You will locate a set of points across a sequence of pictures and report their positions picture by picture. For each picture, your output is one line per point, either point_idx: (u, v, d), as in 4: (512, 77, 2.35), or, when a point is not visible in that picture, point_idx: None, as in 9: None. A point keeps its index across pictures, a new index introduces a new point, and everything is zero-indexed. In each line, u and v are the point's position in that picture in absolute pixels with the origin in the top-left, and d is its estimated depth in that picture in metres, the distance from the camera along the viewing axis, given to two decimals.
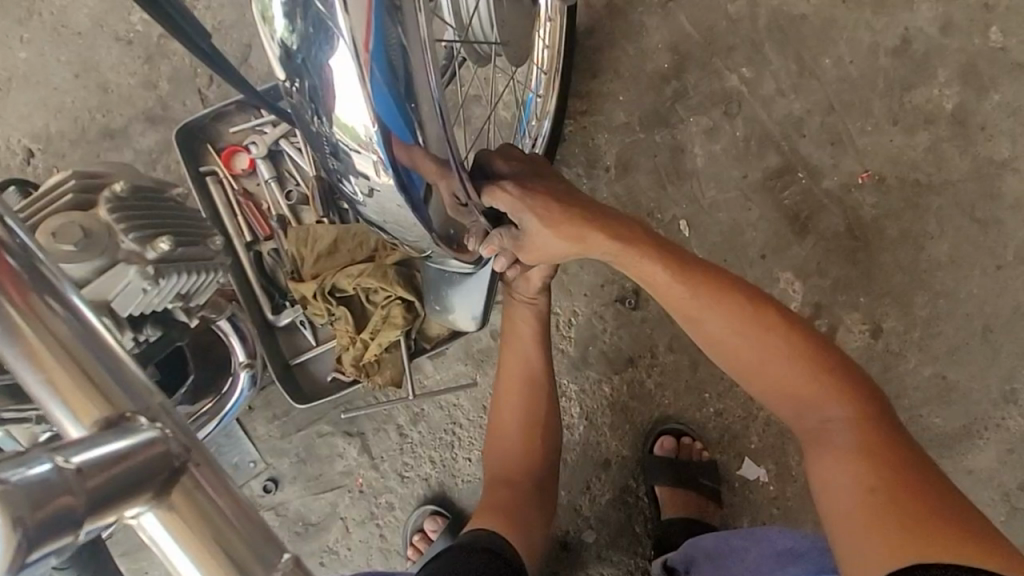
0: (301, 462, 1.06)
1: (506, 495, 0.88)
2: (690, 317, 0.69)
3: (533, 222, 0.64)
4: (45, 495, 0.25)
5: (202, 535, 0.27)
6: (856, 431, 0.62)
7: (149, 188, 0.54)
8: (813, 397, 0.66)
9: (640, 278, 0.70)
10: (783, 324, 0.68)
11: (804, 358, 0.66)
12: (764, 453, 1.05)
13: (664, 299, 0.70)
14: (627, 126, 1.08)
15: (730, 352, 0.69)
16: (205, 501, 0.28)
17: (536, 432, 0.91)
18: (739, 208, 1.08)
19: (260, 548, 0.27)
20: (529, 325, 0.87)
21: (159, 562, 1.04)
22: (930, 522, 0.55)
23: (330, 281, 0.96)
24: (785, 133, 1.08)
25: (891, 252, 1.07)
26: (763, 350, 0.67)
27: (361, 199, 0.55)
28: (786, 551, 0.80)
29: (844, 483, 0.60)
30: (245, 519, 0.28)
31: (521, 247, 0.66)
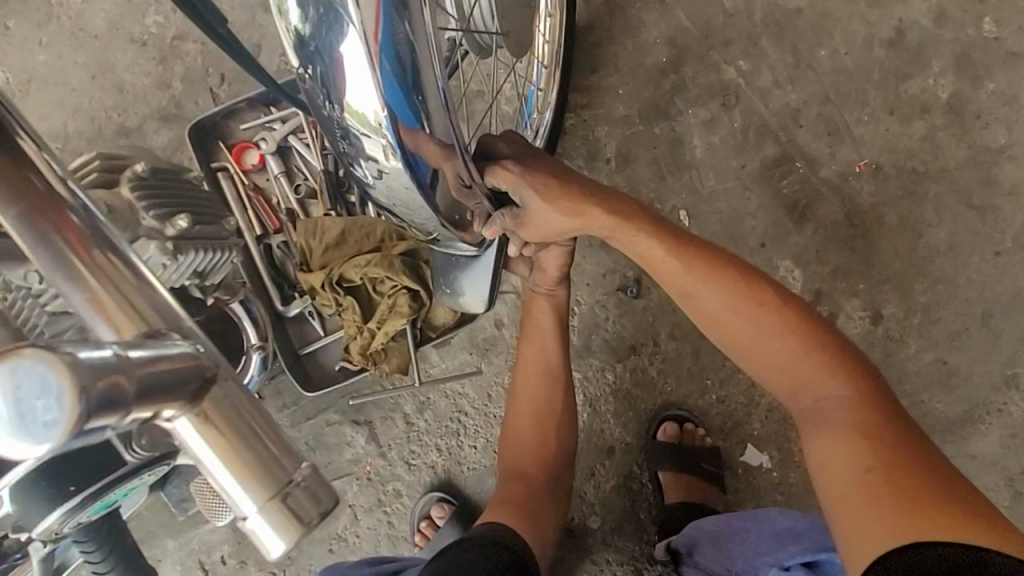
0: (310, 450, 1.08)
1: (520, 488, 0.88)
2: (684, 293, 0.71)
3: (535, 199, 0.66)
4: (103, 370, 0.27)
5: (230, 441, 0.30)
6: (853, 410, 0.63)
7: (167, 169, 0.57)
8: (812, 377, 0.66)
9: (636, 255, 0.72)
10: (777, 302, 0.69)
11: (802, 335, 0.68)
12: (766, 439, 1.07)
13: (659, 276, 0.72)
14: (626, 119, 1.11)
15: (726, 329, 0.70)
16: (234, 411, 0.30)
17: (554, 429, 0.92)
18: (738, 197, 1.10)
19: (283, 455, 0.30)
20: (549, 318, 0.90)
21: (172, 549, 1.06)
22: (930, 501, 0.55)
23: (337, 271, 0.99)
24: (782, 124, 1.10)
25: (890, 239, 1.09)
26: (758, 326, 0.69)
27: (371, 182, 0.58)
28: (786, 531, 0.79)
29: (840, 463, 0.61)
30: (270, 432, 0.31)
31: (522, 225, 0.68)
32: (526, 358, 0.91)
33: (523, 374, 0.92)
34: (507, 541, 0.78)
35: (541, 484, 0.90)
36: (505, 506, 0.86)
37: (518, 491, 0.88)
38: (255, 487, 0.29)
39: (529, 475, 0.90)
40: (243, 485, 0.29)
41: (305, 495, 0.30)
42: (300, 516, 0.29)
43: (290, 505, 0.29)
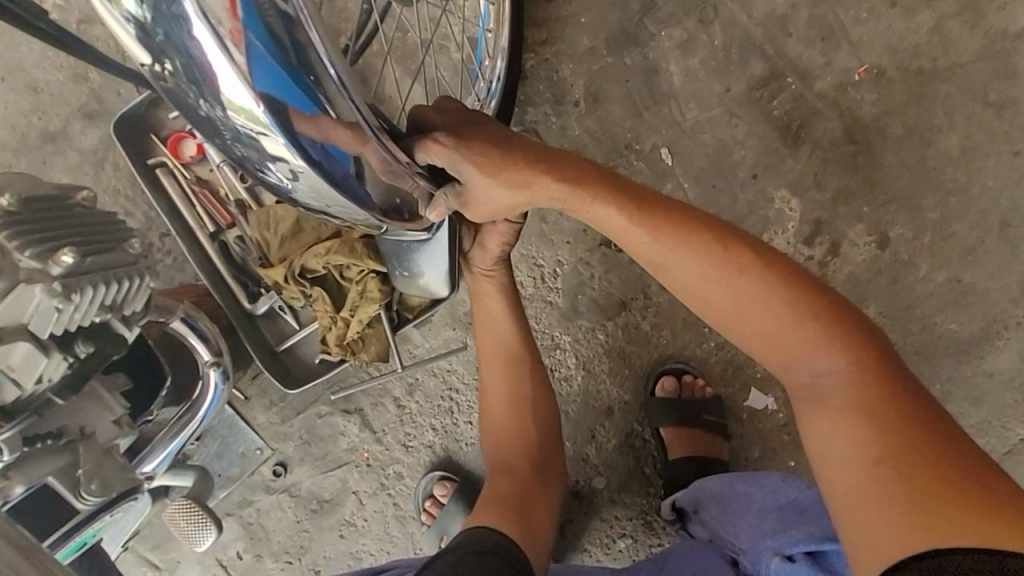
0: (305, 444, 1.06)
1: (510, 481, 0.85)
2: (656, 265, 0.64)
3: (473, 174, 0.57)
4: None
5: None
6: (852, 385, 0.57)
7: (44, 196, 0.49)
8: (805, 350, 0.60)
9: (596, 224, 0.65)
10: (760, 264, 0.62)
11: (792, 302, 0.60)
12: (770, 381, 1.02)
13: (626, 246, 0.65)
14: (593, 51, 0.99)
15: (705, 301, 0.63)
16: None
17: (527, 410, 0.89)
18: (725, 125, 0.99)
19: None
20: (496, 297, 0.83)
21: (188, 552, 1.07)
22: (948, 494, 0.50)
23: (298, 263, 0.93)
24: (768, 35, 0.98)
25: (896, 152, 0.98)
26: (741, 296, 0.62)
27: (290, 185, 0.50)
28: (789, 503, 0.75)
29: (844, 451, 0.56)
30: None
31: (467, 204, 0.60)
32: (484, 343, 0.87)
33: (487, 359, 0.88)
34: (501, 553, 0.73)
35: (527, 475, 0.87)
36: (494, 509, 0.81)
37: (508, 489, 0.85)
38: None
39: (514, 463, 0.87)
40: None
41: None
42: None
43: None
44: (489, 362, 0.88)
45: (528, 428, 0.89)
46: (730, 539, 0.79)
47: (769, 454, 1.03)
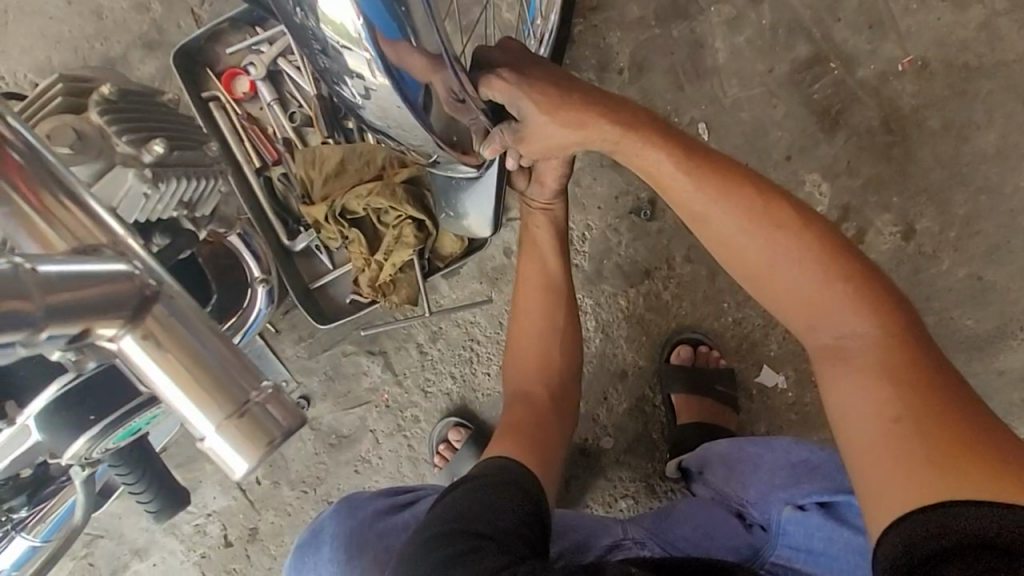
0: (329, 380, 1.11)
1: (525, 410, 0.89)
2: (695, 214, 0.69)
3: (532, 111, 0.62)
4: (7, 291, 0.28)
5: (180, 358, 0.31)
6: (876, 346, 0.60)
7: (136, 93, 0.54)
8: (832, 312, 0.63)
9: (641, 169, 0.70)
10: (794, 227, 0.66)
11: (824, 264, 0.64)
12: (782, 360, 1.05)
13: (667, 194, 0.70)
14: (641, 21, 1.01)
15: (738, 251, 0.68)
16: (177, 334, 0.31)
17: (556, 350, 0.93)
18: (764, 105, 1.01)
19: (244, 376, 0.31)
20: (546, 231, 0.90)
21: (211, 472, 1.14)
22: (961, 452, 0.52)
23: (340, 203, 0.97)
24: (816, 19, 0.99)
25: (931, 146, 1.00)
26: (773, 250, 0.66)
27: (361, 102, 0.53)
28: (801, 462, 0.80)
29: (860, 404, 0.58)
30: (224, 358, 0.31)
31: (521, 140, 0.65)
32: (526, 271, 0.93)
33: (525, 290, 0.94)
34: (520, 482, 0.75)
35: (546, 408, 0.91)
36: (515, 440, 0.84)
37: (523, 415, 0.89)
38: (213, 410, 0.30)
39: (534, 394, 0.91)
40: (203, 410, 0.30)
41: (258, 415, 0.30)
42: (267, 437, 0.30)
43: (246, 423, 0.30)
44: (527, 294, 0.94)
45: (555, 368, 0.93)
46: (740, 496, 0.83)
47: (774, 430, 1.06)
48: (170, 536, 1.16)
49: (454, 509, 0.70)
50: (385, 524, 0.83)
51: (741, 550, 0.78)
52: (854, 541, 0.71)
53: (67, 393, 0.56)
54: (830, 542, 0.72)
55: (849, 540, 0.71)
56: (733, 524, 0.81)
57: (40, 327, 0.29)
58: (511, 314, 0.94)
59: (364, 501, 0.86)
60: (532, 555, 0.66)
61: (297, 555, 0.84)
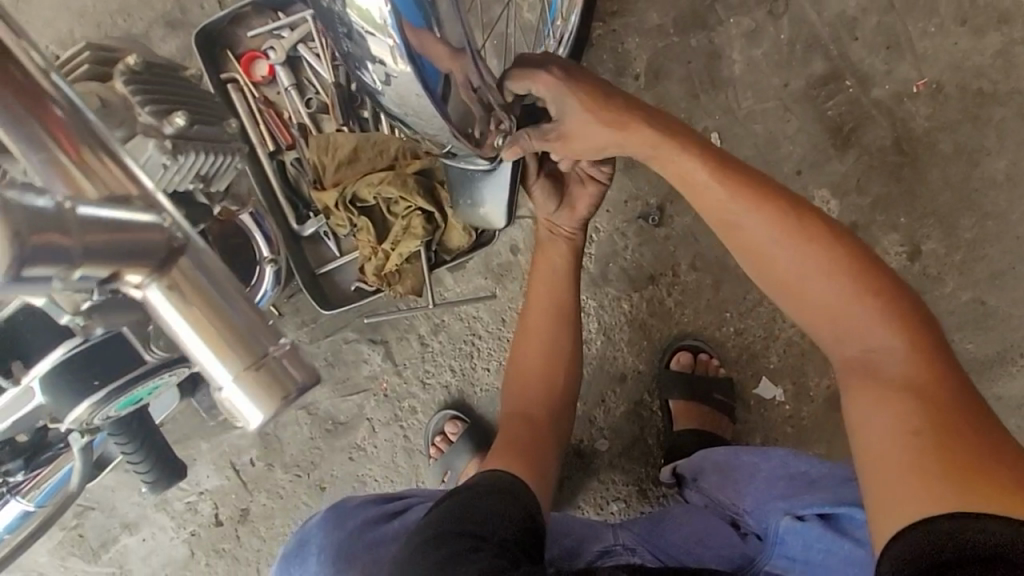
0: (329, 366, 1.11)
1: (524, 427, 0.90)
2: (726, 220, 0.70)
3: (574, 108, 0.66)
4: (46, 225, 0.29)
5: (200, 309, 0.31)
6: (903, 361, 0.61)
7: (163, 66, 0.56)
8: (861, 327, 0.64)
9: (675, 175, 0.72)
10: (827, 240, 0.66)
11: (853, 278, 0.65)
12: (781, 373, 1.06)
13: (699, 199, 0.71)
14: (660, 29, 1.01)
15: (769, 260, 0.68)
16: (201, 284, 0.32)
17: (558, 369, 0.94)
18: (778, 119, 1.01)
19: (262, 335, 0.32)
20: (564, 257, 0.93)
21: (205, 451, 1.14)
22: (978, 470, 0.52)
23: (351, 190, 0.97)
24: (835, 37, 1.00)
25: (941, 169, 1.00)
26: (804, 259, 0.66)
27: (380, 89, 0.54)
28: (799, 475, 0.80)
29: (882, 417, 0.58)
30: (244, 312, 0.32)
31: (559, 136, 0.69)
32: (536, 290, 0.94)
33: (534, 309, 0.95)
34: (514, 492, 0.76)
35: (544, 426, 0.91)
36: (513, 456, 0.85)
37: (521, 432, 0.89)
38: (234, 362, 0.31)
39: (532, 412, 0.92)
40: (222, 360, 0.31)
41: (276, 371, 0.31)
42: (285, 389, 0.31)
43: (264, 377, 0.31)
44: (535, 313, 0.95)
45: (555, 388, 0.94)
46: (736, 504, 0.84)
47: (769, 442, 1.07)
48: (162, 512, 1.16)
49: (451, 514, 0.71)
50: (374, 534, 0.84)
51: (733, 560, 0.80)
52: (856, 554, 0.69)
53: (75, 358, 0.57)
54: (829, 554, 0.71)
55: (850, 553, 0.69)
56: (729, 534, 0.83)
57: (74, 264, 0.30)
58: (519, 323, 0.96)
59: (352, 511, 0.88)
60: (527, 561, 0.68)
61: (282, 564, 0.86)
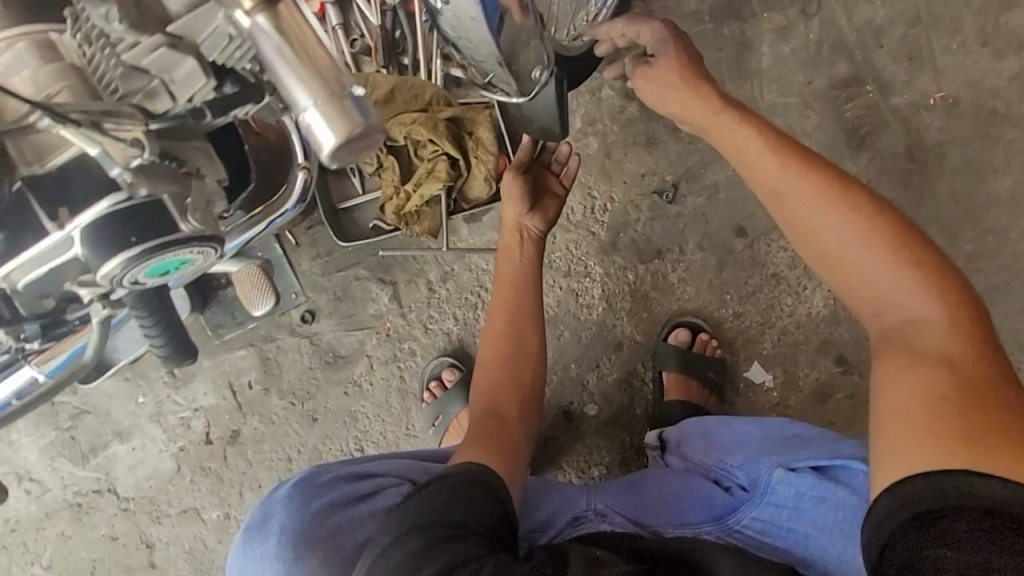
0: (337, 300, 1.14)
1: (494, 422, 0.87)
2: (774, 193, 0.73)
3: (665, 58, 0.81)
4: None
5: (296, 48, 0.40)
6: (941, 332, 0.63)
7: None
8: (897, 296, 0.66)
9: (731, 147, 0.77)
10: (868, 210, 0.68)
11: (897, 250, 0.66)
12: (773, 360, 1.09)
13: (752, 168, 0.75)
14: (696, 15, 1.06)
15: (810, 232, 0.71)
16: (293, 26, 0.41)
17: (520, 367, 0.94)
18: (798, 114, 1.06)
19: (338, 80, 0.40)
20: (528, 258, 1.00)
21: (206, 368, 1.17)
22: (993, 435, 0.55)
23: (383, 128, 1.00)
24: (861, 43, 1.04)
25: (948, 180, 1.04)
26: (850, 230, 0.68)
27: (440, 8, 0.59)
28: (793, 436, 0.86)
29: (912, 384, 0.60)
30: (325, 59, 0.41)
31: (644, 74, 0.83)
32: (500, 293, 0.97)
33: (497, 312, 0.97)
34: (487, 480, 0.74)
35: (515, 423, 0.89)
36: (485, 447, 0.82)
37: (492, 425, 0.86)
38: (313, 88, 0.40)
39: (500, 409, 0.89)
40: (305, 84, 0.40)
41: (344, 105, 0.40)
42: (349, 122, 0.40)
43: (337, 111, 0.40)
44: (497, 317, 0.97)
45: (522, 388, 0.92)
46: (723, 460, 0.88)
47: None
48: (155, 424, 1.19)
49: (420, 517, 0.68)
50: (338, 518, 0.83)
51: (715, 508, 0.83)
52: (847, 499, 0.77)
53: (111, 215, 0.59)
54: (822, 500, 0.78)
55: (841, 498, 0.77)
56: (711, 488, 0.86)
57: None
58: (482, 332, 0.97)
59: (315, 489, 0.86)
60: (501, 547, 0.68)
61: (245, 539, 0.86)
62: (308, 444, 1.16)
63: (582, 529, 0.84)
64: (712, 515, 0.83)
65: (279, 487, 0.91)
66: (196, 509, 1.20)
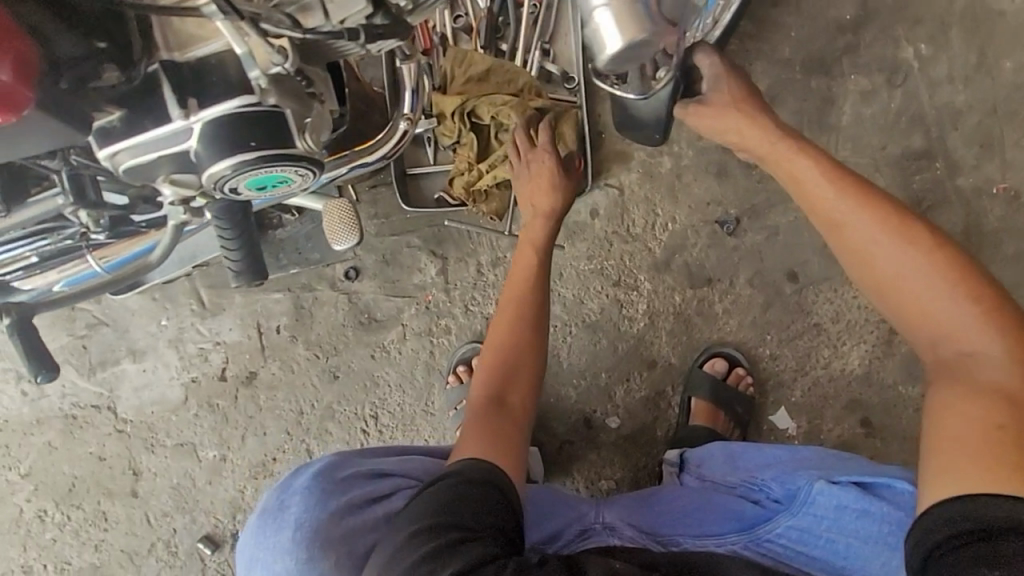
0: (384, 263, 1.14)
1: (490, 408, 0.81)
2: (833, 223, 0.73)
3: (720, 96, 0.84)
4: None
5: None
6: (1002, 366, 0.62)
7: None
8: (960, 329, 0.65)
9: (791, 181, 0.78)
10: (928, 243, 0.68)
11: (954, 282, 0.66)
12: (800, 408, 1.10)
13: (809, 198, 0.76)
14: (788, 63, 1.10)
15: (866, 263, 0.71)
16: None
17: (522, 346, 0.88)
18: (867, 175, 1.09)
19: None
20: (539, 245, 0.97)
21: (238, 304, 1.15)
22: None
23: (471, 104, 1.02)
24: (938, 121, 1.08)
25: (998, 268, 1.07)
26: (907, 260, 0.68)
27: None
28: (828, 458, 0.88)
29: (967, 415, 0.61)
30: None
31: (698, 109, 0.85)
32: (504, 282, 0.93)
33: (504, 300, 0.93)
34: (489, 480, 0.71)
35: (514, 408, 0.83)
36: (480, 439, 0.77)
37: (488, 413, 0.81)
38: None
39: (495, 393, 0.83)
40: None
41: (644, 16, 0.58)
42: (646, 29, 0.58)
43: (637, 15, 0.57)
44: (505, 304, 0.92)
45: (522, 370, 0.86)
46: (753, 476, 0.89)
47: None
48: (172, 350, 1.16)
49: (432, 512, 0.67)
50: (353, 520, 0.83)
51: (742, 519, 0.84)
52: (891, 514, 0.78)
53: (235, 117, 0.60)
54: (864, 512, 0.78)
55: (886, 513, 0.78)
56: (740, 501, 0.87)
57: None
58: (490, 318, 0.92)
59: (333, 487, 0.86)
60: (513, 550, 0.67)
61: (259, 521, 0.86)
62: (323, 400, 1.14)
63: (593, 542, 0.84)
64: (738, 525, 0.84)
65: (298, 473, 0.90)
66: (193, 445, 1.16)
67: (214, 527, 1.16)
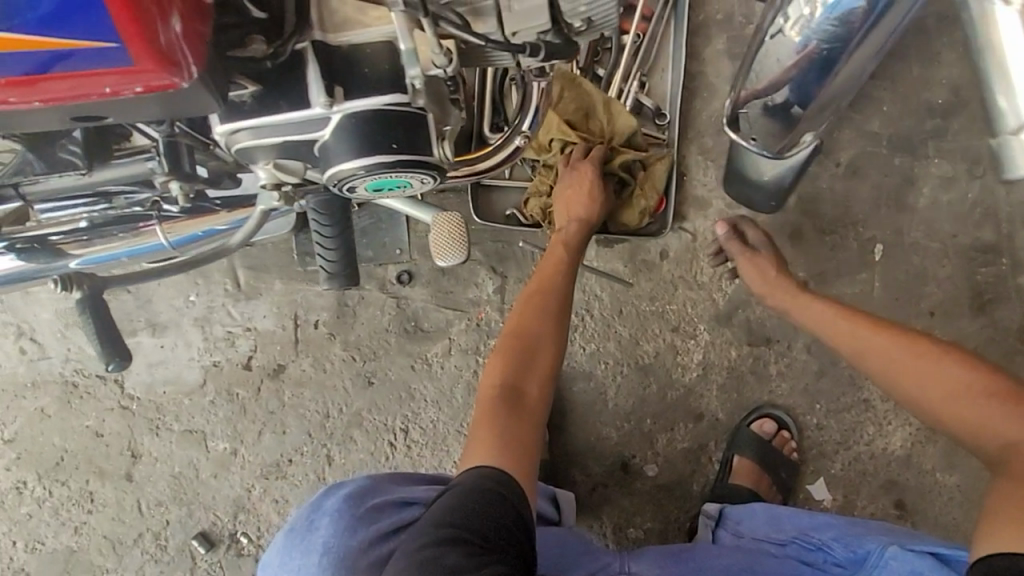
0: (439, 272, 1.08)
1: (499, 401, 0.76)
2: (857, 351, 0.84)
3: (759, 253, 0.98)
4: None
5: None
6: None
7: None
8: (995, 424, 0.72)
9: (816, 320, 0.89)
10: (948, 359, 0.78)
11: (977, 387, 0.75)
12: (839, 481, 1.08)
13: (834, 334, 0.87)
14: (875, 137, 1.10)
15: (893, 381, 0.80)
16: None
17: (536, 334, 0.83)
18: (935, 259, 1.09)
19: None
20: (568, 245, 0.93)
21: (277, 291, 1.08)
22: None
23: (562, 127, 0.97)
24: (1010, 217, 1.09)
25: None
26: (932, 375, 0.78)
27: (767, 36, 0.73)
28: (880, 528, 0.85)
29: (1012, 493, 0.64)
30: None
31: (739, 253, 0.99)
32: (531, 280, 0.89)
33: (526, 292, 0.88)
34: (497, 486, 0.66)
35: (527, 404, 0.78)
36: (487, 436, 0.72)
37: (499, 407, 0.76)
38: None
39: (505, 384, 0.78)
40: None
41: None
42: None
43: None
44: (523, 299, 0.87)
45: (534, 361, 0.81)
46: (805, 539, 0.87)
47: None
48: (196, 329, 1.08)
49: (443, 517, 0.63)
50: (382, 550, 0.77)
51: None
52: None
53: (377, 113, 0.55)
54: None
55: None
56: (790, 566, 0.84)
57: None
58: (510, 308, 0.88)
59: (363, 513, 0.80)
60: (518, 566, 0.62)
61: (286, 541, 0.80)
62: (353, 406, 1.07)
63: None
64: None
65: (327, 492, 0.85)
66: (203, 433, 1.08)
67: (211, 525, 1.07)
